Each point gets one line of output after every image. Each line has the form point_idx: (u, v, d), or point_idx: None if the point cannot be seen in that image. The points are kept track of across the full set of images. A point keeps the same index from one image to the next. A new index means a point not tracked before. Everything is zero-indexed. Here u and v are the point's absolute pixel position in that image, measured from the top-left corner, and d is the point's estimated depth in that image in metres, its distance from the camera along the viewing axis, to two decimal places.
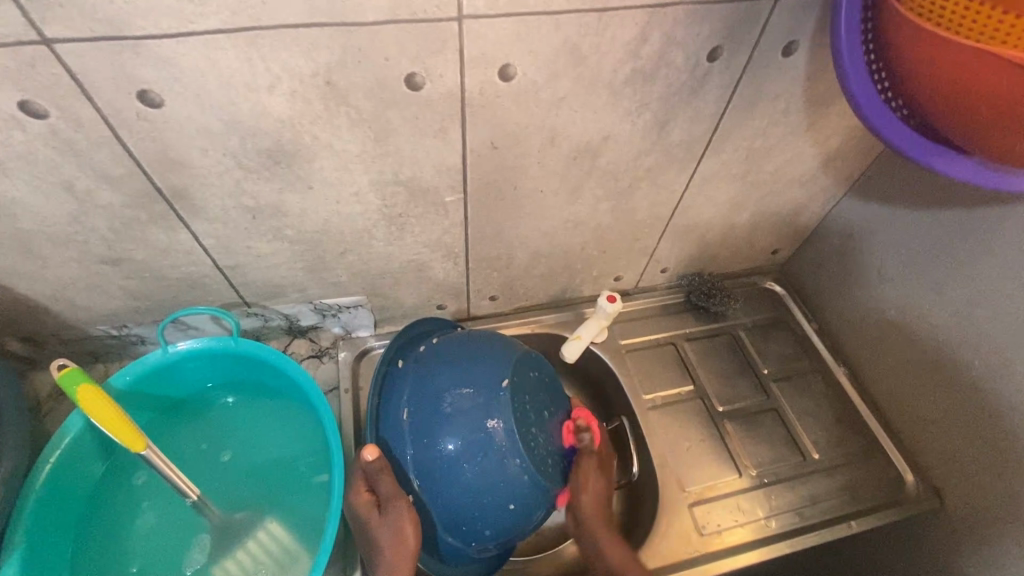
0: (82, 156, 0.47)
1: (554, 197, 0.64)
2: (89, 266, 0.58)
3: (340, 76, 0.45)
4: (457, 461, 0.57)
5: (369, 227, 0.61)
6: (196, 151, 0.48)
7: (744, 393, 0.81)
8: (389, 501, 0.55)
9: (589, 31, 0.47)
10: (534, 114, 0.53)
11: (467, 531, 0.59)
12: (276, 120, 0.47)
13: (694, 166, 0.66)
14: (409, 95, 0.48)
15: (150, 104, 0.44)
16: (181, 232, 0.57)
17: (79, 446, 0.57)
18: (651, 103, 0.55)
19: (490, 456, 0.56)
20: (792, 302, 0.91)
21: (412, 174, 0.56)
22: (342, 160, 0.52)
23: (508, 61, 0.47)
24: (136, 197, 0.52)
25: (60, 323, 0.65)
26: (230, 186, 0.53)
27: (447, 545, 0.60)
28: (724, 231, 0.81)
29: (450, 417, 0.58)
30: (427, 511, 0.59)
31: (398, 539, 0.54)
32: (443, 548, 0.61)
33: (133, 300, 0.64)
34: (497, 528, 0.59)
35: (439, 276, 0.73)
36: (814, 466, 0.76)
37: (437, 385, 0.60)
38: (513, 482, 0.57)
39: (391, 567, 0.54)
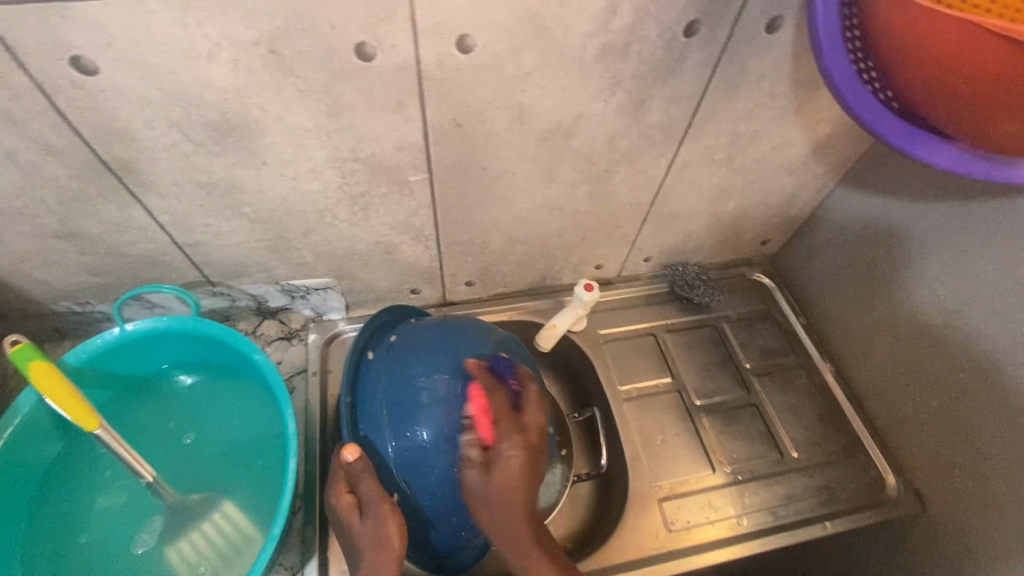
0: (18, 124, 0.45)
1: (524, 179, 0.61)
2: (42, 240, 0.57)
3: (285, 44, 0.42)
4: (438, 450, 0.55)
5: (330, 206, 0.59)
6: (139, 122, 0.46)
7: (724, 387, 0.79)
8: (371, 503, 0.52)
9: (552, 1, 0.44)
10: (498, 90, 0.50)
11: (454, 524, 0.57)
12: (221, 91, 0.45)
13: (674, 149, 0.63)
14: (360, 66, 0.45)
15: (85, 70, 0.42)
16: (134, 207, 0.55)
17: (32, 423, 0.56)
18: (624, 81, 0.52)
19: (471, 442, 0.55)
20: (780, 296, 0.88)
21: (371, 152, 0.54)
22: (295, 135, 0.50)
23: (466, 32, 0.45)
24: (81, 168, 0.50)
25: (19, 298, 0.64)
26: (180, 160, 0.50)
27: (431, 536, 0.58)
28: (709, 220, 0.78)
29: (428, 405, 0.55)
30: (412, 505, 0.56)
31: (377, 543, 0.51)
32: (428, 540, 0.59)
33: (93, 276, 0.63)
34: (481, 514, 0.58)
35: (409, 259, 0.71)
36: (791, 464, 0.73)
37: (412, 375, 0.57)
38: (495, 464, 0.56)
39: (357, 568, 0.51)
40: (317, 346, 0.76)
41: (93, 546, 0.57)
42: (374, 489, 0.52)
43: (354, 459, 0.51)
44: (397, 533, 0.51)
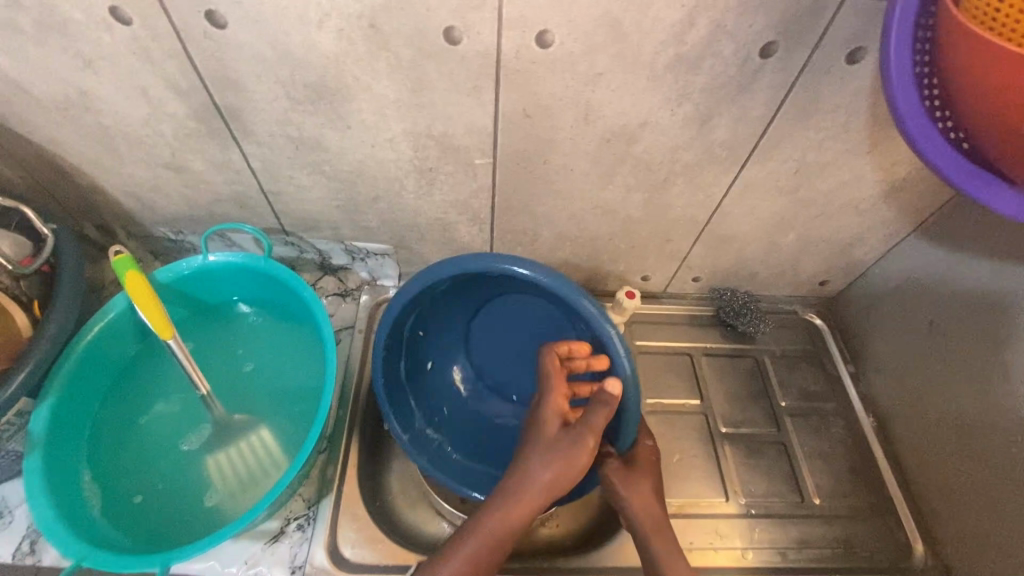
0: (155, 63, 0.52)
1: (583, 177, 0.64)
2: (155, 169, 0.65)
3: (384, 20, 0.47)
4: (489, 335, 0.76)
5: (400, 176, 0.65)
6: (251, 75, 0.53)
7: (754, 420, 0.77)
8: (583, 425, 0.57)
9: (632, 8, 0.46)
10: (569, 87, 0.53)
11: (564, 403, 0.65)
12: (324, 57, 0.50)
13: (737, 169, 0.63)
14: (446, 48, 0.49)
15: (216, 24, 0.48)
16: (234, 150, 0.62)
17: (119, 322, 0.64)
18: (694, 94, 0.54)
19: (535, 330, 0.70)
20: (832, 341, 0.85)
21: (444, 131, 0.58)
22: (379, 105, 0.55)
23: (546, 28, 0.48)
24: (198, 110, 0.57)
25: (128, 217, 0.73)
26: (279, 114, 0.57)
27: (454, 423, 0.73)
28: (766, 249, 0.77)
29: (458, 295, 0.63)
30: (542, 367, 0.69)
31: (566, 458, 0.56)
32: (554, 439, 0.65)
33: (189, 208, 0.71)
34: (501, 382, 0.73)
35: (463, 239, 0.75)
36: (810, 509, 0.71)
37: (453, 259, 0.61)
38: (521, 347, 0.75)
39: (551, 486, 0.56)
40: (366, 307, 0.81)
41: (148, 440, 0.64)
42: (596, 421, 0.56)
43: (614, 392, 0.56)
44: (589, 452, 0.57)
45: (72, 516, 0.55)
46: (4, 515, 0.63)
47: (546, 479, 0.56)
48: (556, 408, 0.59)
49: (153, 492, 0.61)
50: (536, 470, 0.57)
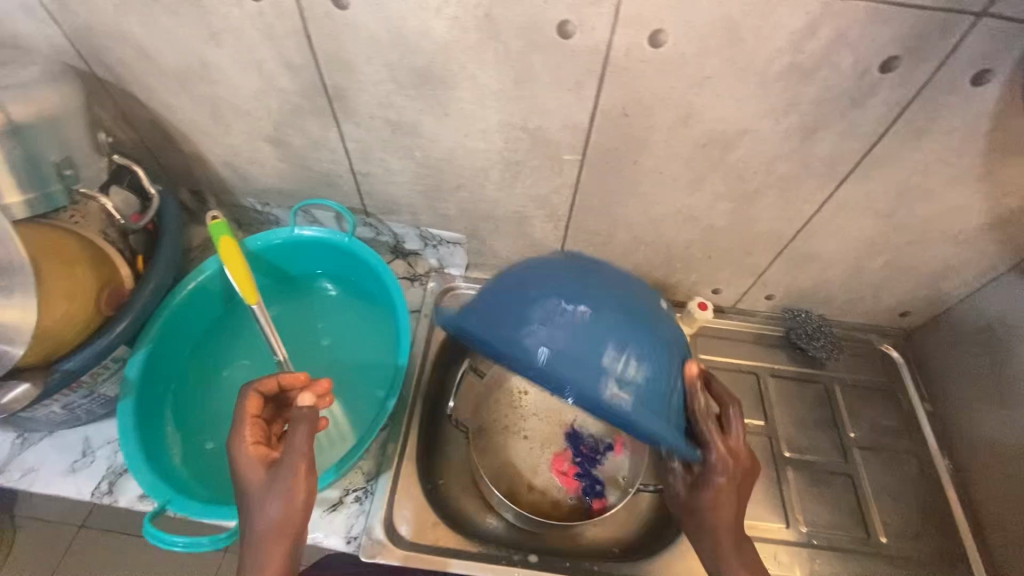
0: (274, 40, 0.54)
1: (670, 181, 0.63)
2: (256, 142, 0.68)
3: (501, 11, 0.48)
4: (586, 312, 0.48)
5: (487, 167, 0.66)
6: (363, 57, 0.54)
7: (820, 447, 0.75)
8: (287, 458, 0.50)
9: (753, 12, 0.45)
10: (673, 88, 0.52)
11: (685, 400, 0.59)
12: (435, 43, 0.52)
13: (833, 186, 0.61)
14: (557, 42, 0.50)
15: (339, 5, 0.50)
16: (332, 129, 0.64)
17: (209, 284, 0.67)
18: (802, 104, 0.52)
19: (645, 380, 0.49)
20: (907, 375, 0.81)
21: (539, 124, 0.58)
22: (480, 94, 0.56)
23: (661, 28, 0.47)
24: (306, 87, 0.59)
25: (222, 187, 0.77)
26: (381, 98, 0.59)
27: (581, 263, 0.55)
28: (848, 272, 0.74)
29: (550, 356, 0.46)
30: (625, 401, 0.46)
31: (285, 498, 0.49)
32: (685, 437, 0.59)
33: (281, 182, 0.74)
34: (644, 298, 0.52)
35: (536, 235, 0.76)
36: (876, 547, 0.68)
37: (570, 353, 0.46)
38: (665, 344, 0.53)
39: (263, 532, 0.49)
40: (433, 293, 0.84)
41: (228, 398, 0.67)
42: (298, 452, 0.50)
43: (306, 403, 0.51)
44: (301, 492, 0.50)
45: (156, 458, 0.58)
46: (87, 455, 0.67)
47: (274, 518, 0.49)
48: (245, 441, 0.52)
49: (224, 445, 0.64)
50: (261, 516, 0.49)
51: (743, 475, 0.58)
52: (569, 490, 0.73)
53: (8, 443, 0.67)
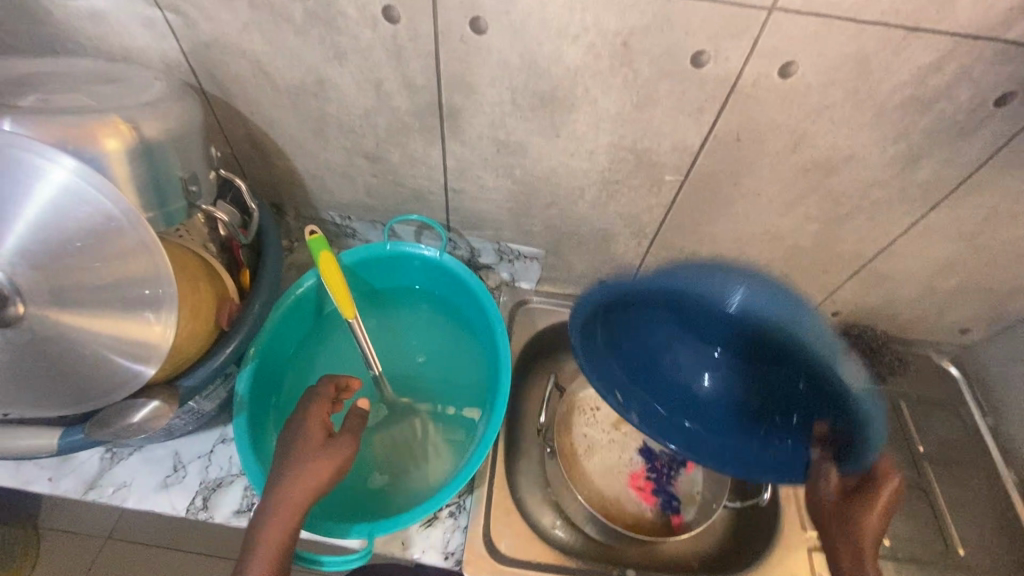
0: (401, 61, 0.55)
1: (766, 203, 0.65)
2: (352, 158, 0.68)
3: (639, 39, 0.49)
4: (723, 363, 0.70)
5: (584, 186, 0.67)
6: (487, 79, 0.55)
7: (892, 462, 0.77)
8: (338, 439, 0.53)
9: (887, 48, 0.47)
10: (791, 116, 0.54)
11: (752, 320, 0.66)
12: (565, 68, 0.53)
13: (923, 210, 0.64)
14: (688, 70, 0.51)
15: (476, 30, 0.51)
16: (436, 147, 0.65)
17: (304, 299, 0.69)
18: (913, 134, 0.55)
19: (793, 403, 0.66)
20: (967, 391, 0.84)
21: (648, 146, 0.60)
22: (597, 117, 0.58)
23: (794, 60, 0.49)
24: (421, 106, 0.60)
25: (305, 200, 0.77)
26: (495, 118, 0.60)
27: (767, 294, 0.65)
28: (919, 292, 0.77)
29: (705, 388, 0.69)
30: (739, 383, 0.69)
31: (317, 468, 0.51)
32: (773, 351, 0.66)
33: (368, 197, 0.75)
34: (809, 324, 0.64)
35: (617, 251, 0.77)
36: (957, 559, 0.70)
37: (718, 388, 0.69)
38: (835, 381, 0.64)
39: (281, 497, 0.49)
40: (506, 306, 0.85)
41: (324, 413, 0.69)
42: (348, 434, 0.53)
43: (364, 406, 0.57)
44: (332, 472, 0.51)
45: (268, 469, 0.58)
46: (178, 470, 0.67)
47: (305, 485, 0.49)
48: (321, 403, 0.56)
49: None
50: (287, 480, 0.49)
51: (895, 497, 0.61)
52: (649, 504, 0.77)
53: (98, 457, 0.67)
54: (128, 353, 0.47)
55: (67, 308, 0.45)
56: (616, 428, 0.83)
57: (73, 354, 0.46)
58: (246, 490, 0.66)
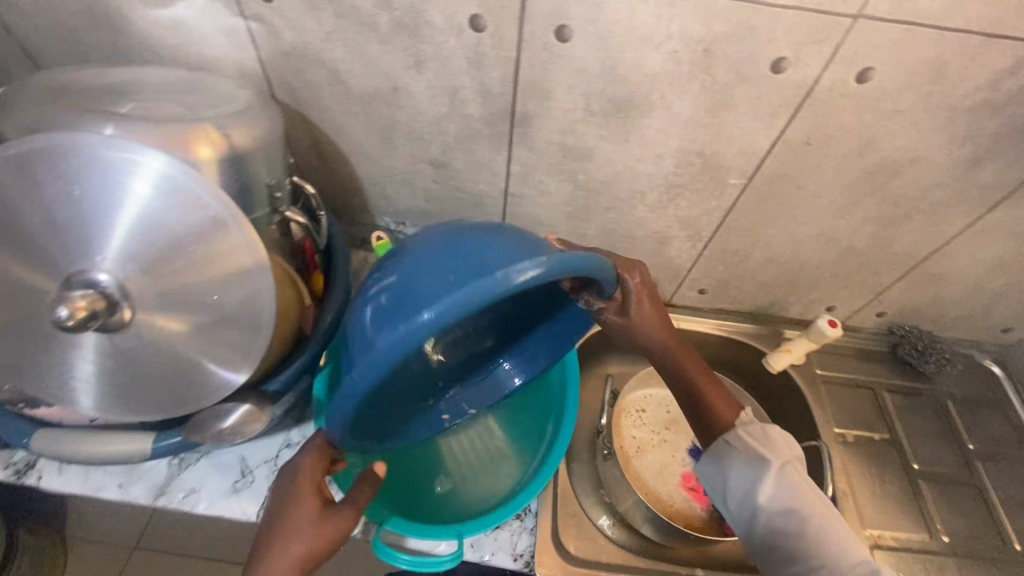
0: (481, 68, 0.56)
1: (826, 205, 0.66)
2: (417, 164, 0.69)
3: (722, 47, 0.51)
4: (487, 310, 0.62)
5: (646, 190, 0.68)
6: (564, 86, 0.57)
7: (944, 460, 0.78)
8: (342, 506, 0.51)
9: (964, 54, 0.49)
10: (863, 120, 0.56)
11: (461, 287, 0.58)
12: (644, 74, 0.54)
13: (981, 212, 0.65)
14: (767, 75, 0.53)
15: (561, 38, 0.52)
16: (502, 153, 0.66)
17: None
18: (980, 137, 0.56)
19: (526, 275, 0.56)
20: (1012, 392, 0.85)
21: (716, 150, 0.61)
22: (668, 122, 0.59)
23: (872, 65, 0.51)
24: (494, 113, 0.61)
25: (361, 207, 0.78)
26: (567, 123, 0.61)
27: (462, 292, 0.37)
28: (967, 293, 0.78)
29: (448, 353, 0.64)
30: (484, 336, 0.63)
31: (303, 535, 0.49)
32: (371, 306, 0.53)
33: (426, 203, 0.76)
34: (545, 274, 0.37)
35: (670, 255, 0.78)
36: (1015, 555, 0.71)
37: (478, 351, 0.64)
38: (590, 261, 0.43)
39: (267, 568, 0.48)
40: None
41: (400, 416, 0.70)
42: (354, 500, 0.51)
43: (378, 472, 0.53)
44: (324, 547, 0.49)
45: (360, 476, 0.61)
46: (246, 475, 0.67)
47: (291, 559, 0.48)
48: (314, 454, 0.53)
49: (401, 457, 0.66)
50: (277, 547, 0.48)
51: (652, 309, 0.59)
52: (701, 504, 0.78)
53: (167, 463, 0.67)
54: (220, 361, 0.49)
55: (171, 316, 0.46)
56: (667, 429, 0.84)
57: (172, 360, 0.48)
58: None
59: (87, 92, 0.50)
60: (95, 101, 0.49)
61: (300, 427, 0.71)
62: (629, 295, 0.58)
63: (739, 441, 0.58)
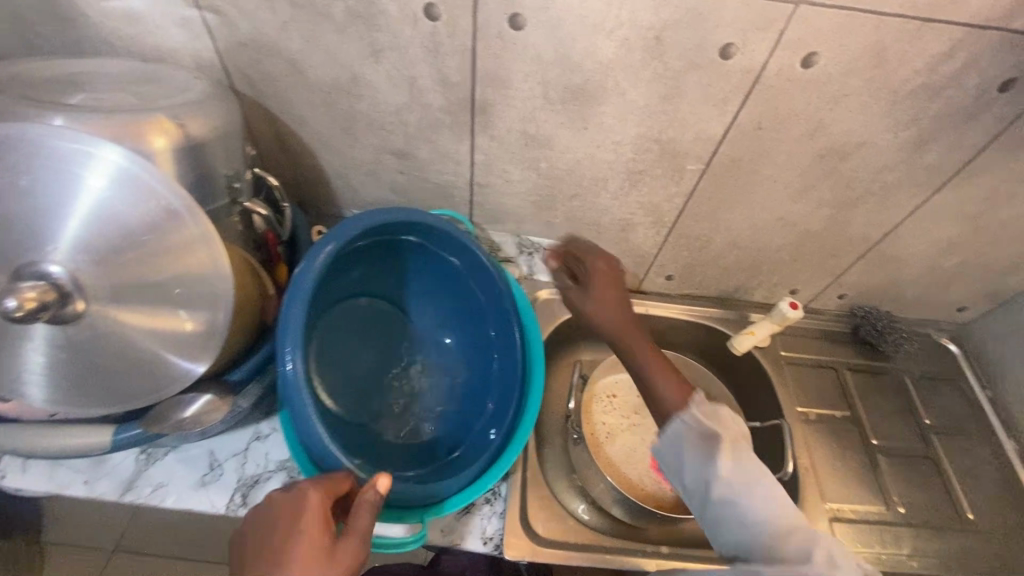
0: (438, 57, 0.57)
1: (781, 189, 0.68)
2: (381, 155, 0.69)
3: (671, 34, 0.52)
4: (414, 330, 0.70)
5: (608, 177, 0.69)
6: (520, 75, 0.57)
7: (902, 434, 0.81)
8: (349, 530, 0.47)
9: (903, 39, 0.51)
10: (810, 105, 0.57)
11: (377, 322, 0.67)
12: (598, 62, 0.55)
13: (930, 193, 0.67)
14: (716, 62, 0.54)
15: (515, 26, 0.53)
16: (464, 142, 0.66)
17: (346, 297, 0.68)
18: (924, 119, 0.58)
19: (401, 251, 0.67)
20: (966, 367, 0.88)
21: (672, 136, 0.62)
22: (625, 109, 0.60)
23: (816, 51, 0.52)
24: (454, 102, 0.61)
25: (328, 199, 0.78)
26: (527, 111, 0.62)
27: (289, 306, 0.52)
28: (922, 274, 0.80)
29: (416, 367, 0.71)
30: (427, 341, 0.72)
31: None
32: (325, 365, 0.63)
33: (392, 194, 0.76)
34: (339, 243, 0.55)
35: (636, 241, 0.79)
36: (968, 523, 0.74)
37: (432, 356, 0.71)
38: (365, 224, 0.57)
39: None
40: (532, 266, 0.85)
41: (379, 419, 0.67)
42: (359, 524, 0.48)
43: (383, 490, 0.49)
44: None
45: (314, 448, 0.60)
46: (214, 468, 0.67)
47: None
48: (320, 488, 0.48)
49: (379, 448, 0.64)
50: None
51: (607, 275, 0.61)
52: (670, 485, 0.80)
53: (133, 459, 0.66)
54: (180, 352, 0.49)
55: (127, 305, 0.46)
56: (634, 413, 0.86)
57: (128, 353, 0.48)
58: (285, 484, 0.66)
59: (36, 84, 0.50)
60: (44, 93, 0.49)
61: (270, 419, 0.72)
62: (592, 276, 0.61)
63: (694, 421, 0.54)
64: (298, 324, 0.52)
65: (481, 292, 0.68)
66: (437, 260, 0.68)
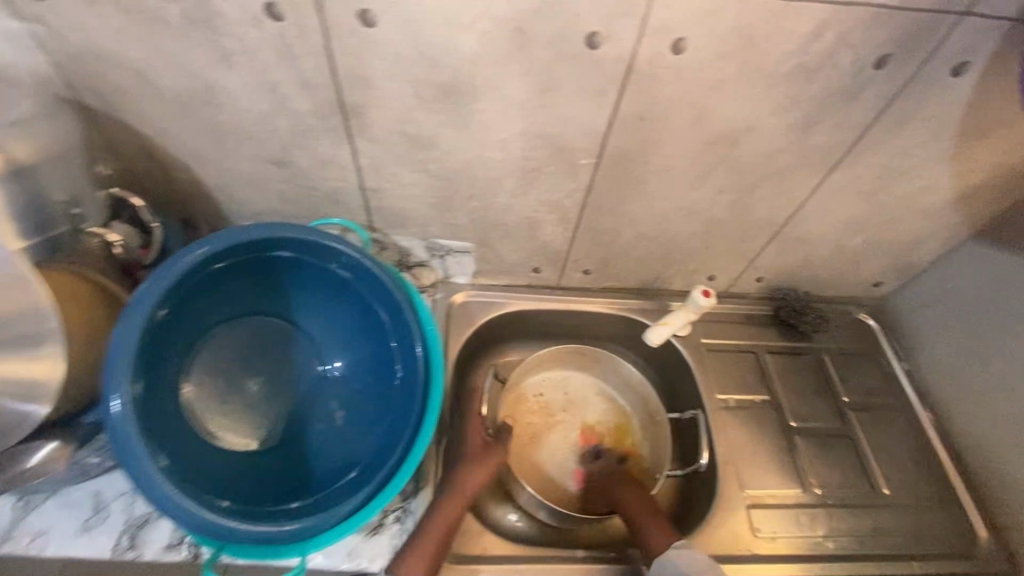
0: (294, 60, 0.53)
1: (679, 178, 0.66)
2: (260, 164, 0.65)
3: (531, 25, 0.49)
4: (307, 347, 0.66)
5: (503, 175, 0.66)
6: (385, 74, 0.54)
7: (820, 414, 0.82)
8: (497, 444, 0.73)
9: (769, 21, 0.50)
10: (689, 92, 0.56)
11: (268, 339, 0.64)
12: (463, 58, 0.52)
13: (826, 173, 0.67)
14: (584, 52, 0.52)
15: (367, 23, 0.49)
16: (344, 146, 0.63)
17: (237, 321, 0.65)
18: (806, 101, 0.57)
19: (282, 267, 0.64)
20: (884, 340, 0.89)
21: (557, 130, 0.60)
22: (503, 105, 0.57)
23: (683, 37, 0.50)
24: (323, 106, 0.58)
25: (215, 214, 0.73)
26: (402, 112, 0.58)
27: (123, 333, 0.51)
28: (833, 253, 0.80)
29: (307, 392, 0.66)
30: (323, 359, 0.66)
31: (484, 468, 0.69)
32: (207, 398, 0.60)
33: (282, 205, 0.72)
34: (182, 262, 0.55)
35: (545, 238, 0.77)
36: (882, 499, 0.76)
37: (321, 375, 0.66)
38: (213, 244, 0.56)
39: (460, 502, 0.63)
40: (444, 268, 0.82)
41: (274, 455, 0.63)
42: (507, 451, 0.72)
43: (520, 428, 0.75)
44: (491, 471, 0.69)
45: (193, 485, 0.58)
46: (99, 511, 0.62)
47: (476, 478, 0.68)
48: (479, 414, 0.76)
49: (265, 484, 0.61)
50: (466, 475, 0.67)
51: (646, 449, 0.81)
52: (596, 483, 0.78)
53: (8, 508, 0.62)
54: (14, 394, 0.46)
55: None
56: (558, 412, 0.84)
57: None
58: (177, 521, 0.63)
59: None
60: None
61: None
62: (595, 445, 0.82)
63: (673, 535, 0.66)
64: (124, 352, 0.51)
65: (377, 304, 0.64)
66: (323, 272, 0.64)
